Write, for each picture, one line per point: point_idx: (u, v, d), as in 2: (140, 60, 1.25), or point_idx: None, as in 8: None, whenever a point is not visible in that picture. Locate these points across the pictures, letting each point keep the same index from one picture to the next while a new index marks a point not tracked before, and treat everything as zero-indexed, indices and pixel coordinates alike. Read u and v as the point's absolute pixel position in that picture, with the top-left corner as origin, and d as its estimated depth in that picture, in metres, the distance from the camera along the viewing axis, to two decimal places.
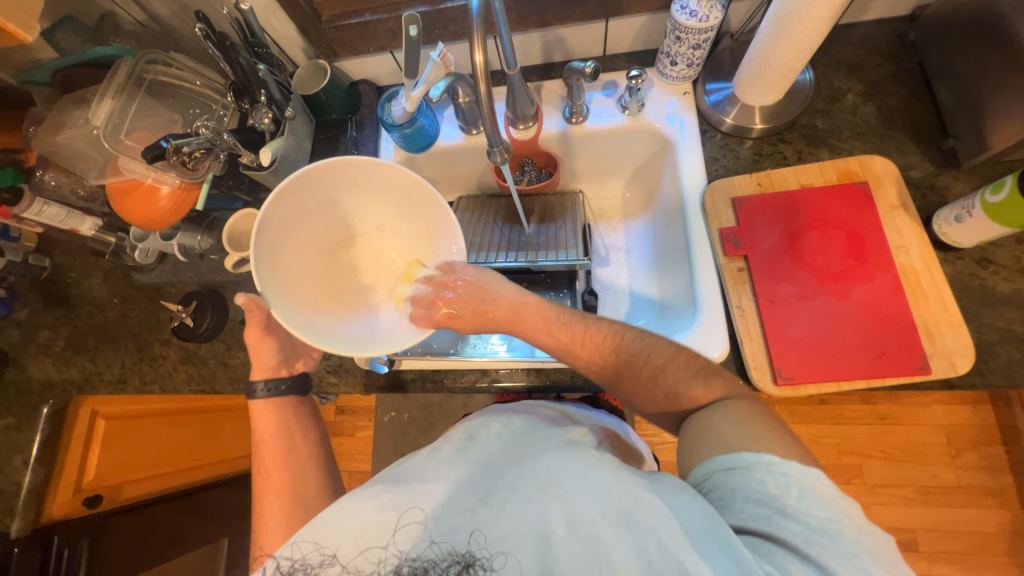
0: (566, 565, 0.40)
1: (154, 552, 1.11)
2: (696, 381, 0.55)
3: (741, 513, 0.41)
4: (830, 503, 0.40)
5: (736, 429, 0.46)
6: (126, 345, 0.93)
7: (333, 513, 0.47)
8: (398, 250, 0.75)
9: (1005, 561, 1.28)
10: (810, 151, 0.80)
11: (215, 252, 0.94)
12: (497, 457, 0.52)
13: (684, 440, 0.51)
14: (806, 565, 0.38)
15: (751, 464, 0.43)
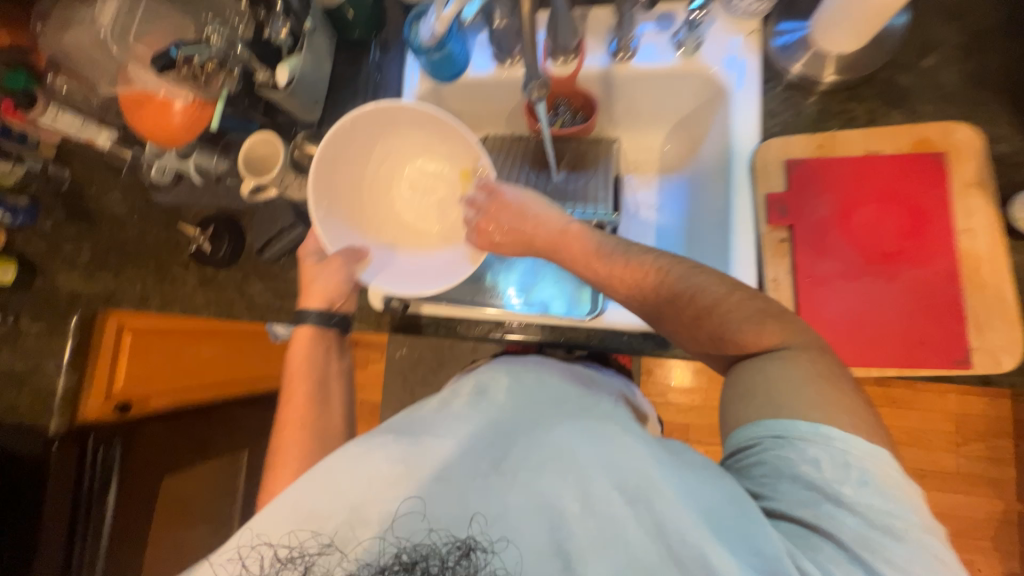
0: (582, 539, 0.41)
1: (177, 458, 1.19)
2: (749, 326, 0.53)
3: (791, 493, 0.43)
4: (890, 495, 0.42)
5: (794, 397, 0.47)
6: (147, 265, 0.94)
7: (336, 467, 0.46)
8: (441, 185, 0.80)
9: (988, 546, 1.30)
10: (885, 112, 0.72)
11: (232, 176, 0.90)
12: (507, 418, 0.51)
13: (727, 393, 0.53)
14: (853, 561, 0.39)
15: (807, 436, 0.44)
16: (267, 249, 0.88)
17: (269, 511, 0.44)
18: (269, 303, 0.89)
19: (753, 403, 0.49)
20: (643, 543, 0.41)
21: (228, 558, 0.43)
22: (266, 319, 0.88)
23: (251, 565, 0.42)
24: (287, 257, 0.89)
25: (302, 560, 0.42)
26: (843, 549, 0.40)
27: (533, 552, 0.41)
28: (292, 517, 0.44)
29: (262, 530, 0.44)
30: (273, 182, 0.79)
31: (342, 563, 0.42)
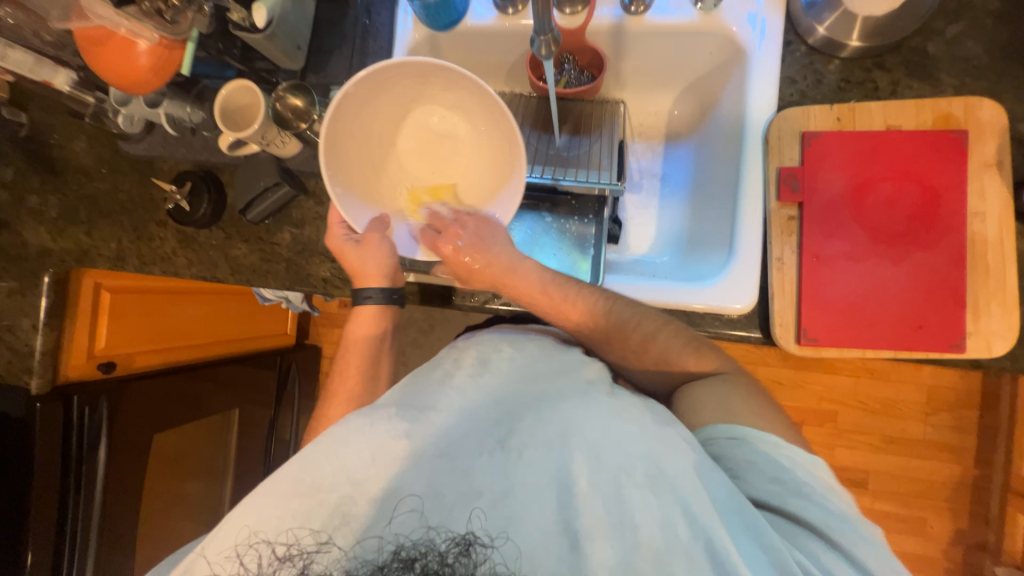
0: (589, 517, 0.42)
1: (171, 412, 1.13)
2: (687, 352, 0.64)
3: (762, 485, 0.48)
4: (837, 494, 0.48)
5: (739, 407, 0.55)
6: (121, 222, 0.88)
7: (337, 439, 0.45)
8: (457, 146, 0.74)
9: (943, 506, 1.38)
10: (908, 83, 0.68)
11: (208, 129, 0.84)
12: (509, 394, 0.52)
13: (680, 409, 0.60)
14: (827, 546, 0.44)
15: (758, 438, 0.51)
16: (251, 210, 0.81)
17: (263, 496, 0.42)
18: (254, 265, 0.85)
19: (711, 412, 0.56)
20: (651, 525, 0.41)
21: (226, 556, 0.40)
22: (251, 283, 0.84)
23: (249, 565, 0.39)
24: (271, 218, 0.84)
25: (301, 558, 0.39)
26: (811, 532, 0.44)
27: (538, 534, 0.41)
28: (289, 500, 0.41)
29: (259, 525, 0.41)
30: (254, 139, 0.73)
31: (340, 562, 0.39)
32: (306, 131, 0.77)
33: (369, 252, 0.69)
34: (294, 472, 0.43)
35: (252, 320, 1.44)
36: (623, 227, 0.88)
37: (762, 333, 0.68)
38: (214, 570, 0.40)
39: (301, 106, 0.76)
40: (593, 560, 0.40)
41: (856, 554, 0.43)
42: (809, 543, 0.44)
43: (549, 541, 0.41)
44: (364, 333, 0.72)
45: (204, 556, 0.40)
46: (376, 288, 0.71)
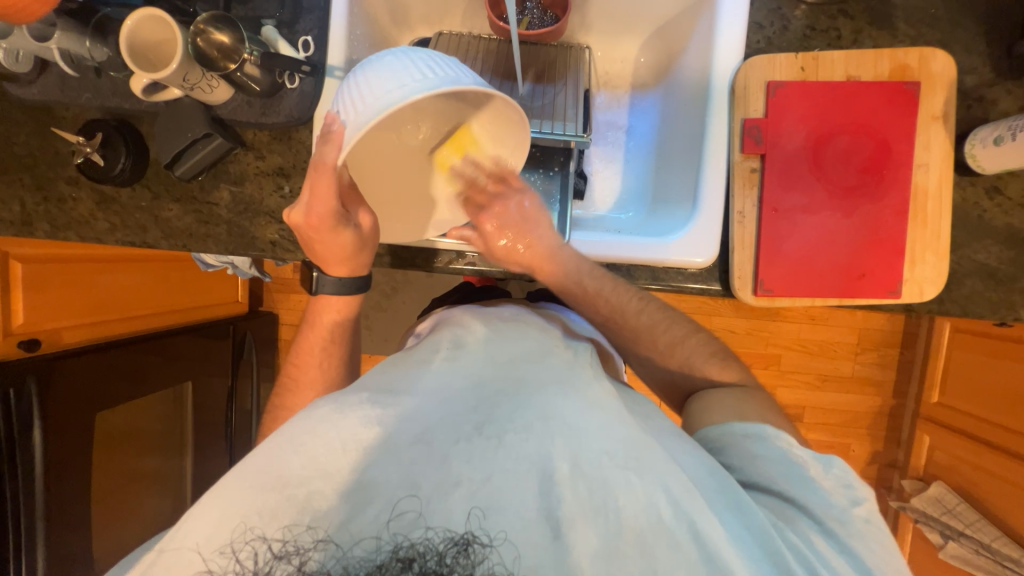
0: (569, 503, 0.42)
1: (114, 389, 1.04)
2: (712, 361, 0.65)
3: (770, 474, 0.49)
4: (852, 488, 0.48)
5: (749, 410, 0.56)
6: (21, 180, 0.76)
7: (304, 428, 0.44)
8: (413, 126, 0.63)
9: (864, 432, 1.56)
10: (868, 33, 0.68)
11: (116, 69, 0.71)
12: (486, 377, 0.52)
13: (694, 408, 0.61)
14: (824, 535, 0.46)
15: (772, 436, 0.52)
16: (179, 165, 0.72)
17: (227, 492, 0.40)
18: (189, 228, 0.77)
19: (724, 412, 0.57)
20: (631, 507, 0.42)
21: (219, 552, 0.38)
22: (189, 248, 0.77)
23: (246, 563, 0.37)
24: (204, 174, 0.75)
25: (297, 556, 0.37)
26: (808, 516, 0.46)
27: (520, 522, 0.40)
28: (253, 498, 0.39)
29: (254, 522, 0.38)
30: (172, 81, 0.63)
31: (339, 561, 0.36)
32: (237, 73, 0.67)
33: (354, 242, 0.65)
34: (260, 467, 0.41)
35: (198, 290, 1.35)
36: (588, 181, 0.86)
37: (722, 286, 0.70)
38: (209, 567, 0.37)
39: (227, 43, 0.66)
40: (575, 546, 0.40)
41: (852, 543, 0.45)
42: (804, 528, 0.46)
43: (534, 530, 0.40)
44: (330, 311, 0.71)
45: (200, 552, 0.38)
46: (332, 277, 0.69)
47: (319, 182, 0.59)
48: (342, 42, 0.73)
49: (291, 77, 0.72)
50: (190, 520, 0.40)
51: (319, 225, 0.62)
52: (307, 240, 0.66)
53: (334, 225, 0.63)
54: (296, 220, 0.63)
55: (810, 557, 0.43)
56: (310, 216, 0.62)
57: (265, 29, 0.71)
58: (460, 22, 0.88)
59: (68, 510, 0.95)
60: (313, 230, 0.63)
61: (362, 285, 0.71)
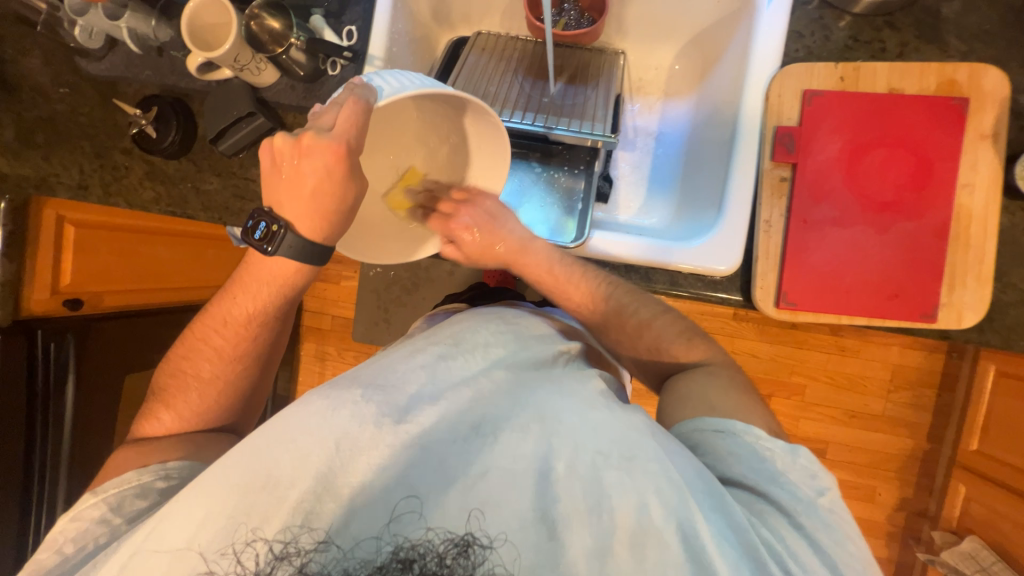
0: (565, 504, 0.41)
1: (143, 354, 1.12)
2: (678, 341, 0.62)
3: (740, 472, 0.46)
4: (816, 481, 0.45)
5: (716, 399, 0.53)
6: (82, 147, 0.82)
7: (297, 424, 0.44)
8: (404, 150, 0.71)
9: (892, 476, 1.46)
10: (916, 46, 0.66)
11: (176, 48, 0.78)
12: (482, 378, 0.51)
13: (666, 402, 0.57)
14: (793, 528, 0.42)
15: (740, 432, 0.48)
16: (223, 141, 0.76)
17: (202, 497, 0.41)
18: (227, 203, 0.81)
19: (693, 406, 0.53)
20: (624, 507, 0.41)
21: (221, 553, 0.39)
22: (225, 222, 0.81)
23: (247, 563, 0.39)
24: (245, 152, 0.79)
25: (298, 557, 0.39)
26: (780, 512, 0.43)
27: (517, 523, 0.40)
28: (240, 501, 0.41)
29: (256, 524, 0.40)
30: (225, 61, 0.67)
31: (339, 562, 0.39)
32: (282, 56, 0.71)
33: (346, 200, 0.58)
34: (246, 468, 0.42)
35: (224, 267, 1.35)
36: (614, 185, 0.86)
37: (743, 297, 0.68)
38: (211, 568, 0.39)
39: (278, 29, 0.70)
40: (571, 547, 0.40)
41: (823, 541, 0.42)
42: (775, 524, 0.42)
43: (531, 531, 0.40)
44: (284, 274, 0.62)
45: (203, 555, 0.39)
46: (304, 240, 0.58)
47: (362, 114, 0.53)
48: (384, 34, 0.76)
49: (334, 64, 0.76)
50: (179, 529, 0.41)
51: (336, 161, 0.55)
52: (296, 177, 0.56)
53: (348, 168, 0.56)
54: (308, 147, 0.54)
55: (780, 554, 0.40)
56: (335, 150, 0.54)
57: (313, 18, 0.75)
58: (500, 23, 0.90)
59: (89, 464, 0.99)
60: (326, 163, 0.55)
61: (319, 262, 0.62)
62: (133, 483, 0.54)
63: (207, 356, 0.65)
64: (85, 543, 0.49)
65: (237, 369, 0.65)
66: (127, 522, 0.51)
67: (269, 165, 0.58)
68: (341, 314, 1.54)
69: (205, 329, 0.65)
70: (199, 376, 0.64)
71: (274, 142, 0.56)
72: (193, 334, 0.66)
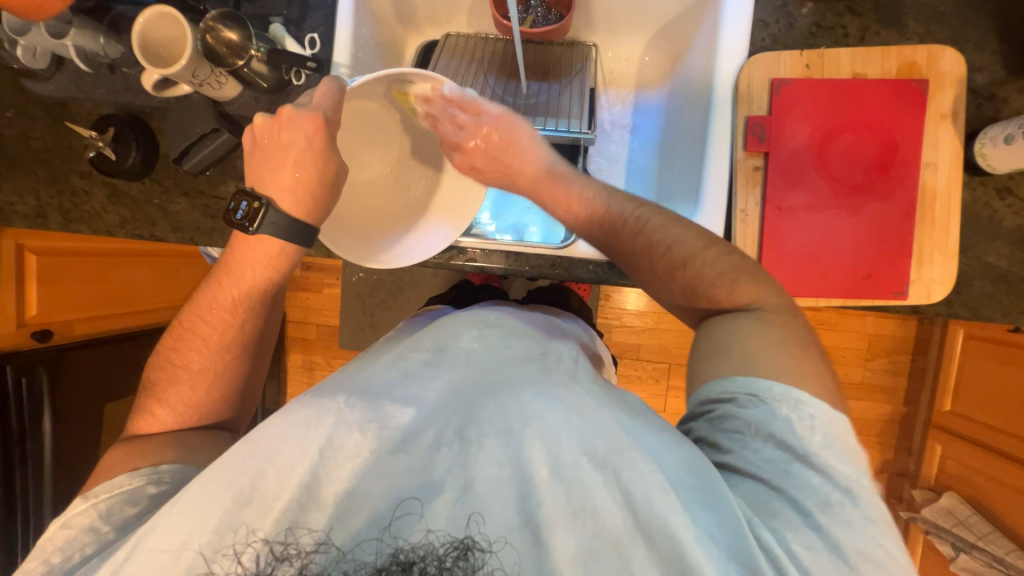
0: (550, 506, 0.42)
1: (123, 379, 1.08)
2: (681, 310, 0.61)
3: (762, 454, 0.45)
4: (853, 462, 0.44)
5: (756, 359, 0.49)
6: (35, 173, 0.78)
7: (277, 434, 0.44)
8: (391, 157, 0.71)
9: (875, 440, 1.52)
10: (876, 30, 0.67)
11: (129, 66, 0.75)
12: (466, 381, 0.51)
13: (700, 350, 0.54)
14: (807, 522, 0.42)
15: (779, 397, 0.46)
16: (187, 159, 0.74)
17: (197, 507, 0.41)
18: (198, 223, 0.78)
19: (727, 360, 0.51)
20: (609, 508, 0.42)
21: (221, 553, 0.40)
22: (196, 242, 0.78)
23: (247, 563, 0.39)
24: (212, 169, 0.76)
25: (299, 558, 0.39)
26: (792, 507, 0.43)
27: (507, 522, 0.41)
28: (230, 510, 0.41)
29: (253, 523, 0.41)
30: (183, 78, 0.64)
31: (339, 563, 0.39)
32: (243, 69, 0.69)
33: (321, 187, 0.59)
34: (233, 482, 0.42)
35: None
36: (592, 180, 0.86)
37: None
38: (211, 567, 0.39)
39: (236, 40, 0.67)
40: (558, 549, 0.40)
41: (834, 531, 0.41)
42: (784, 526, 0.42)
43: (517, 531, 0.41)
44: (271, 256, 0.60)
45: (194, 546, 0.40)
46: (286, 215, 0.58)
47: (337, 91, 0.58)
48: (348, 39, 0.74)
49: (298, 74, 0.73)
50: (179, 523, 0.41)
51: (316, 132, 0.57)
52: (278, 151, 0.58)
53: (328, 137, 0.58)
54: (288, 119, 0.57)
55: (780, 556, 0.40)
56: (314, 120, 0.57)
57: (273, 27, 0.72)
58: (467, 22, 0.88)
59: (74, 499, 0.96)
60: (307, 133, 0.57)
61: (303, 242, 0.61)
62: (125, 487, 0.52)
63: (195, 346, 0.62)
64: (71, 553, 0.48)
65: (224, 359, 0.62)
66: (114, 530, 0.49)
67: (250, 148, 0.60)
68: (326, 322, 1.52)
69: (194, 317, 0.63)
70: (189, 367, 0.62)
71: (254, 125, 0.59)
72: (181, 323, 0.63)
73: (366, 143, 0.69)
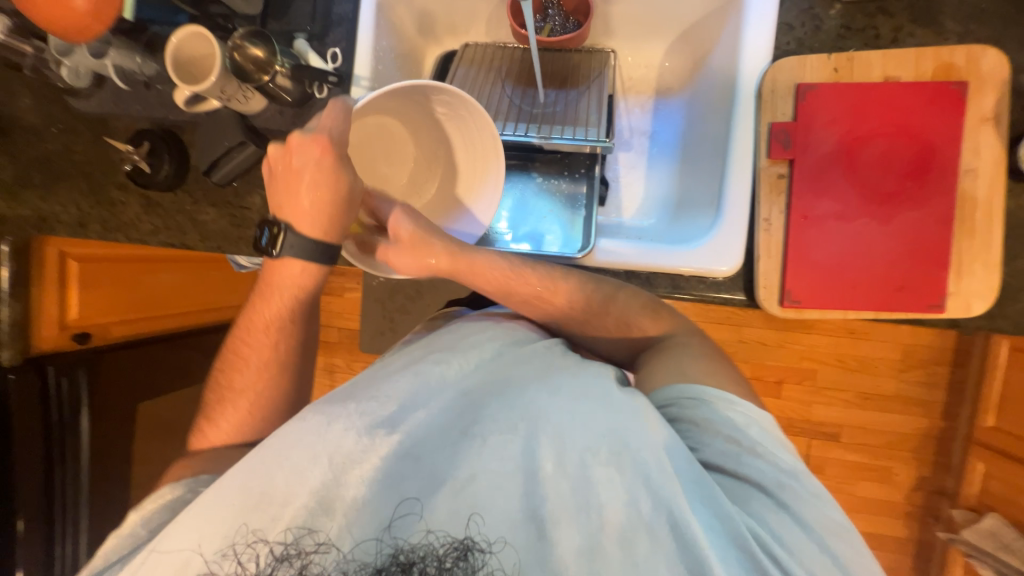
0: (553, 500, 0.43)
1: (155, 380, 1.13)
2: (643, 313, 0.64)
3: (720, 448, 0.48)
4: (789, 451, 0.49)
5: (692, 368, 0.55)
6: (77, 185, 0.82)
7: (290, 439, 0.45)
8: (400, 165, 0.73)
9: (910, 455, 1.44)
10: (911, 30, 0.65)
11: (163, 82, 0.78)
12: (473, 384, 0.51)
13: (645, 372, 0.60)
14: (778, 509, 0.45)
15: (716, 398, 0.51)
16: (217, 171, 0.76)
17: (208, 513, 0.42)
18: (225, 232, 0.81)
19: (667, 374, 0.56)
20: (613, 503, 0.43)
21: (221, 554, 0.41)
22: (223, 250, 0.81)
23: (247, 564, 0.40)
24: (240, 180, 0.79)
25: (299, 558, 0.40)
26: (765, 495, 0.46)
27: (508, 521, 0.42)
28: (239, 514, 0.42)
29: (256, 524, 0.41)
30: (212, 94, 0.66)
31: (339, 564, 0.40)
32: (269, 84, 0.71)
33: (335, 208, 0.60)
34: (247, 485, 0.43)
35: (234, 288, 1.35)
36: (609, 188, 0.85)
37: (746, 296, 0.67)
38: (211, 569, 0.40)
39: (261, 57, 0.70)
40: (559, 544, 0.42)
41: (801, 512, 0.45)
42: (759, 508, 0.45)
43: (520, 528, 0.42)
44: (294, 278, 0.62)
45: (201, 554, 0.41)
46: (303, 237, 0.60)
47: (342, 112, 0.59)
48: (368, 53, 0.76)
49: (320, 87, 0.75)
50: (188, 527, 0.42)
51: (323, 154, 0.58)
52: (291, 176, 0.60)
53: (336, 158, 0.59)
54: (297, 145, 0.58)
55: (765, 540, 0.43)
56: (319, 143, 0.58)
57: (296, 43, 0.74)
58: (485, 32, 0.89)
59: (108, 495, 1.01)
60: (315, 157, 0.58)
61: (328, 261, 0.63)
62: (167, 496, 0.52)
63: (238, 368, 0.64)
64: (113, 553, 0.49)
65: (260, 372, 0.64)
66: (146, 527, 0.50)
67: (268, 178, 0.62)
68: (347, 326, 1.55)
69: (241, 343, 0.65)
70: (233, 387, 0.64)
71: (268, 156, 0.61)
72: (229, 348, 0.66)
73: (373, 154, 0.71)
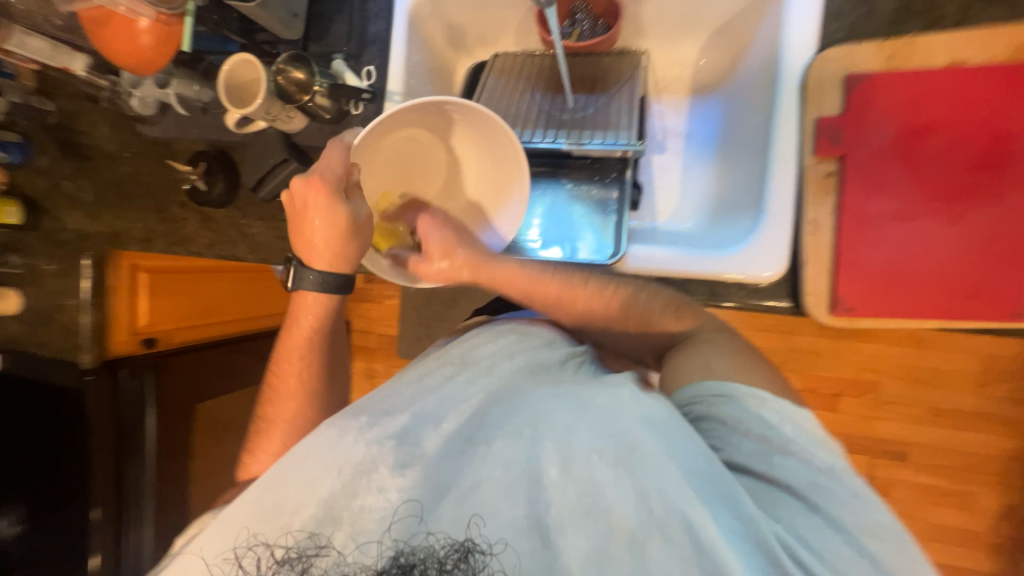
0: (558, 505, 0.42)
1: (210, 383, 1.21)
2: (668, 313, 0.62)
3: (748, 449, 0.47)
4: (826, 449, 0.47)
5: (718, 364, 0.54)
6: (145, 205, 0.90)
7: (301, 448, 0.46)
8: (423, 184, 0.75)
9: (996, 480, 1.28)
10: (980, 8, 0.58)
11: (218, 107, 0.84)
12: (480, 392, 0.52)
13: (666, 371, 0.59)
14: (812, 512, 0.43)
15: (745, 395, 0.50)
16: (263, 187, 0.81)
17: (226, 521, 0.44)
18: (272, 244, 0.86)
19: (693, 371, 0.55)
20: (621, 507, 0.42)
21: (222, 557, 0.43)
22: (270, 261, 0.86)
23: (248, 566, 0.42)
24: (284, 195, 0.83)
25: (300, 561, 0.41)
26: (795, 498, 0.44)
27: (511, 525, 0.42)
28: (252, 520, 0.44)
29: (257, 529, 0.43)
30: (258, 115, 0.71)
31: (339, 565, 0.41)
32: (309, 103, 0.75)
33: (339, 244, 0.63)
34: (260, 498, 0.44)
35: (280, 297, 1.42)
36: (642, 191, 0.82)
37: (792, 303, 0.62)
38: (211, 570, 0.43)
39: (303, 78, 0.74)
40: (566, 551, 0.41)
41: (836, 514, 0.42)
42: (786, 512, 0.43)
43: (524, 533, 0.42)
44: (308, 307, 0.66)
45: (204, 557, 0.43)
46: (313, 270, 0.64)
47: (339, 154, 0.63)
48: (401, 68, 0.78)
49: (356, 104, 0.78)
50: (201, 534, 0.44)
51: (322, 195, 0.61)
52: (298, 219, 0.63)
53: (334, 196, 0.61)
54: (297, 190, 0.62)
55: (792, 545, 0.41)
56: (317, 185, 0.61)
57: (335, 63, 0.78)
58: (515, 41, 0.89)
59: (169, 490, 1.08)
60: (315, 199, 0.61)
61: (343, 289, 0.66)
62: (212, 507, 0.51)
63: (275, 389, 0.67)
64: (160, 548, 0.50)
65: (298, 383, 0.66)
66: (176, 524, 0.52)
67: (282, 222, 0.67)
68: (387, 332, 1.59)
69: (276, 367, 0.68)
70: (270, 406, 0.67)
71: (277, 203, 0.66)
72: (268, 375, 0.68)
73: (398, 173, 0.74)
